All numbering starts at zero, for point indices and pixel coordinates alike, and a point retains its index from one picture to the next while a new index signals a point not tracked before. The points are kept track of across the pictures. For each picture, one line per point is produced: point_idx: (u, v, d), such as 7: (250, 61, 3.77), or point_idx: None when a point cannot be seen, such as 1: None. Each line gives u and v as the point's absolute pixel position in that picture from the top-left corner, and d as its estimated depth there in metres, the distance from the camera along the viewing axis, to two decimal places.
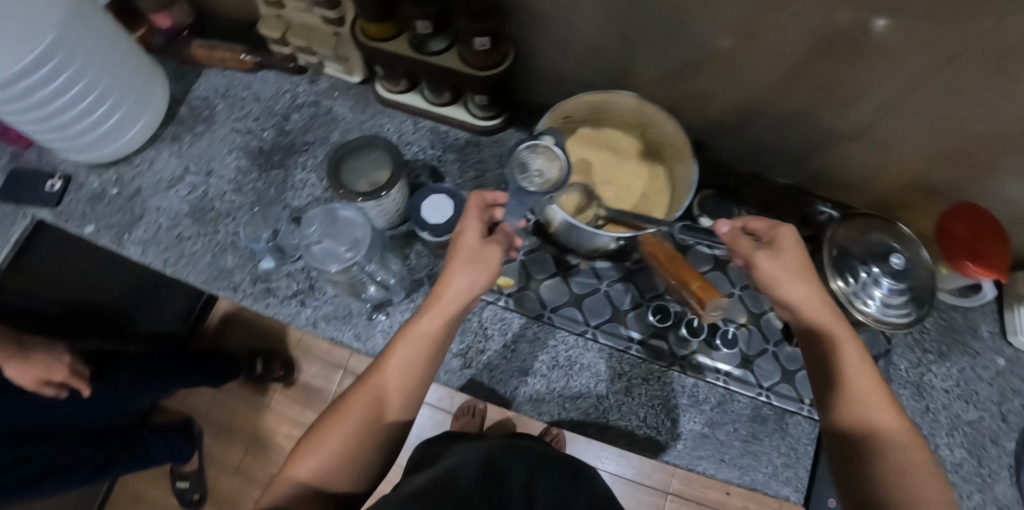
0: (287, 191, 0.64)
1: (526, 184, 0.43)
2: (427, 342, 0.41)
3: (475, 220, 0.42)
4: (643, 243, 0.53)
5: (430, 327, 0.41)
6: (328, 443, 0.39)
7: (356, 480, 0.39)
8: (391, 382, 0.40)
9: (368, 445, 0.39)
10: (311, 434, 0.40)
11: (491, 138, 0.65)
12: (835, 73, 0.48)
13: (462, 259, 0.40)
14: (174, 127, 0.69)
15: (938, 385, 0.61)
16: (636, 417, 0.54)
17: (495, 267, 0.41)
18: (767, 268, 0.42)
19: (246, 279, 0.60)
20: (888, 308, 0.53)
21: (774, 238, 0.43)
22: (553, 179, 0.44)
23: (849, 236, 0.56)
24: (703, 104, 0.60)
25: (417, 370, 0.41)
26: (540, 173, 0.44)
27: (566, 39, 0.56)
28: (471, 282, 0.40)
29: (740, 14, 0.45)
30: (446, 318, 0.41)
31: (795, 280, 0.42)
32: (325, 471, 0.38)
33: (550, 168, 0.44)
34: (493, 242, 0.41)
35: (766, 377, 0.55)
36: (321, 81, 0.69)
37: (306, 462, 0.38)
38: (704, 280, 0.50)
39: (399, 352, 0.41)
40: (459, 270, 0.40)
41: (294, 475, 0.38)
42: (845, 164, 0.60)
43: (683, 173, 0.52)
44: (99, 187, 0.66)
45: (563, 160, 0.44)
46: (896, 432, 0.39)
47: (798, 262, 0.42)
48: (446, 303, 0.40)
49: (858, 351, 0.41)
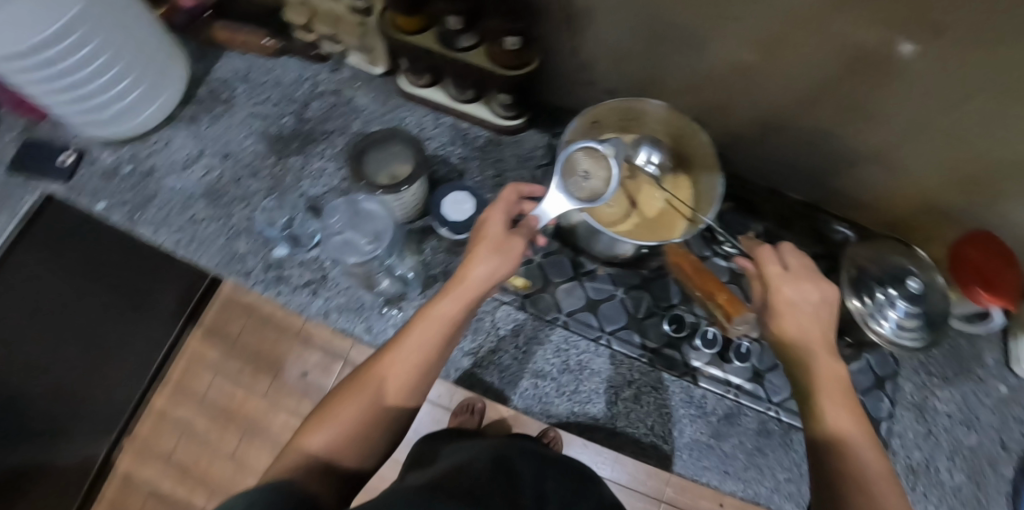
0: (304, 179, 0.64)
1: (574, 187, 0.47)
2: (443, 327, 0.40)
3: (504, 211, 0.43)
4: (667, 252, 0.54)
5: (451, 309, 0.40)
6: (342, 418, 0.38)
7: (365, 458, 0.38)
8: (403, 361, 0.39)
9: (379, 425, 0.39)
10: (324, 408, 0.39)
11: (513, 138, 0.65)
12: (859, 94, 0.48)
13: (490, 245, 0.41)
14: (192, 108, 0.68)
15: (940, 408, 0.61)
16: (643, 425, 0.54)
17: (520, 257, 0.42)
18: (785, 292, 0.43)
19: (259, 265, 0.60)
20: (902, 330, 0.53)
21: (773, 292, 0.43)
22: (594, 189, 0.47)
23: (868, 256, 0.56)
24: (726, 116, 0.60)
25: (434, 352, 0.40)
26: (587, 177, 0.48)
27: (593, 45, 0.56)
28: (496, 269, 0.40)
29: (768, 30, 0.45)
30: (468, 302, 0.40)
31: (802, 292, 0.42)
32: (336, 446, 0.37)
33: (597, 177, 0.48)
34: (518, 233, 0.42)
35: (776, 393, 0.55)
36: (343, 70, 0.68)
37: (318, 435, 0.37)
38: (729, 292, 0.51)
39: (417, 331, 0.40)
40: (484, 257, 0.40)
41: (303, 447, 0.37)
42: (863, 185, 0.60)
43: (708, 185, 0.51)
44: (112, 164, 0.66)
45: (611, 174, 0.47)
46: (867, 448, 0.36)
47: (805, 279, 0.43)
48: (469, 287, 0.40)
49: (833, 366, 0.40)
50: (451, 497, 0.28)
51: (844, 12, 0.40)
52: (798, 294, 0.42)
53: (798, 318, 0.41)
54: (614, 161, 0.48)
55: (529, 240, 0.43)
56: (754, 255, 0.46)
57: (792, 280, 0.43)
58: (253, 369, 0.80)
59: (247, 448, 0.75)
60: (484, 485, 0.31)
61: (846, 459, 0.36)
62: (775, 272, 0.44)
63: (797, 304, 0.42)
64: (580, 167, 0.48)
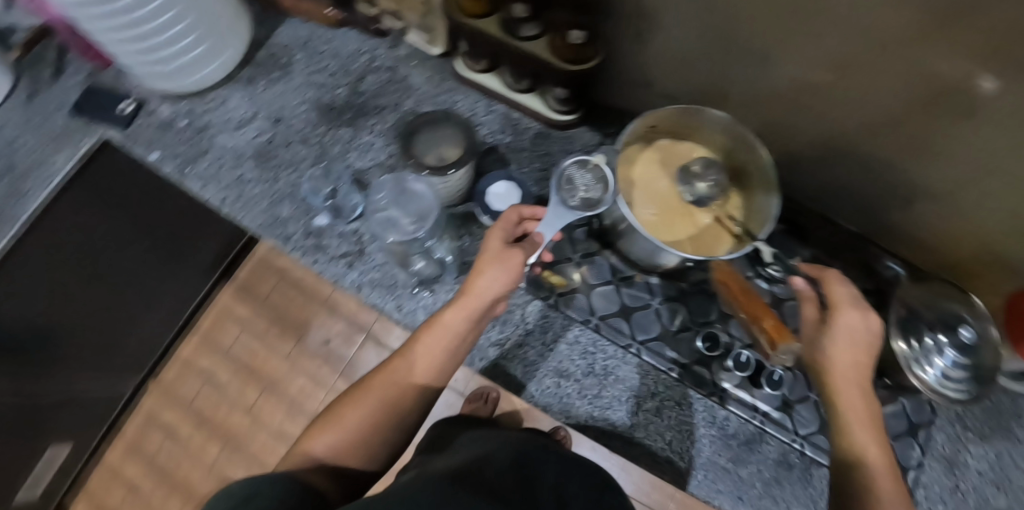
0: (352, 151, 0.64)
1: (571, 196, 0.51)
2: (445, 337, 0.44)
3: (502, 229, 0.46)
4: (715, 270, 0.53)
5: (454, 319, 0.44)
6: (346, 422, 0.42)
7: (367, 460, 0.43)
8: (406, 368, 0.44)
9: (382, 427, 0.43)
10: (329, 413, 0.44)
11: (564, 133, 0.64)
12: (932, 128, 0.45)
13: (489, 258, 0.44)
14: (251, 70, 0.69)
15: (972, 464, 0.58)
16: (662, 439, 0.53)
17: (518, 268, 0.44)
18: (849, 320, 0.43)
19: (299, 231, 0.60)
20: (947, 380, 0.50)
21: (834, 316, 0.44)
22: (596, 198, 0.52)
23: (921, 297, 0.54)
24: (787, 135, 0.57)
25: (436, 362, 0.44)
26: (585, 188, 0.52)
27: (658, 47, 0.54)
28: (495, 279, 0.43)
29: (839, 51, 0.43)
30: (469, 312, 0.44)
31: (851, 319, 0.43)
32: (340, 448, 0.41)
33: (595, 188, 0.52)
34: (516, 247, 0.45)
35: (804, 425, 0.53)
36: (401, 47, 0.68)
37: (323, 439, 0.42)
38: (776, 319, 0.50)
39: (423, 339, 0.44)
40: (483, 270, 0.44)
41: (308, 450, 0.42)
42: (921, 223, 0.57)
43: (764, 205, 0.49)
44: (170, 116, 0.68)
45: (608, 183, 0.52)
46: (885, 474, 0.40)
47: (858, 310, 0.43)
48: (470, 299, 0.44)
49: (860, 393, 0.42)
50: (475, 491, 0.28)
51: (923, 41, 0.38)
52: (857, 324, 0.43)
53: (853, 348, 0.42)
54: (609, 168, 0.52)
55: (529, 255, 0.45)
56: (820, 278, 0.47)
57: (858, 307, 0.43)
58: (285, 329, 0.87)
59: (268, 400, 0.90)
60: (507, 482, 0.31)
61: (863, 478, 0.40)
62: (842, 294, 0.44)
63: (855, 334, 0.43)
64: (575, 180, 0.52)
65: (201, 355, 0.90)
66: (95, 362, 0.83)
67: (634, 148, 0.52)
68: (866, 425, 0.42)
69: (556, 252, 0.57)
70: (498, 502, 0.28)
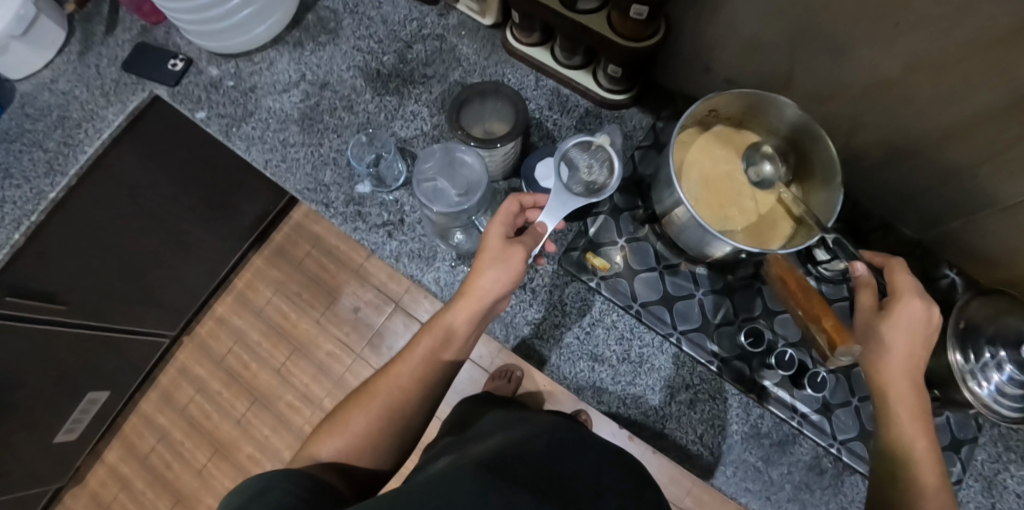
0: (396, 120, 0.64)
1: (575, 181, 0.51)
2: (456, 331, 0.42)
3: (502, 223, 0.44)
4: (771, 265, 0.48)
5: (457, 322, 0.42)
6: (352, 425, 0.41)
7: (378, 459, 0.41)
8: (409, 372, 0.42)
9: (389, 431, 0.41)
10: (333, 418, 0.42)
11: (614, 114, 0.61)
12: (1014, 133, 0.42)
13: (490, 256, 0.42)
14: (299, 33, 0.69)
15: (1012, 487, 0.55)
16: (692, 432, 0.52)
17: (521, 265, 0.42)
18: (909, 311, 0.42)
19: (340, 198, 0.61)
20: (1002, 397, 0.48)
21: (895, 305, 0.42)
22: (599, 181, 0.51)
23: (984, 312, 0.51)
24: (852, 131, 0.54)
25: (436, 365, 0.43)
26: (589, 170, 0.51)
27: (723, 26, 0.51)
28: (497, 279, 0.42)
29: (923, 43, 0.40)
30: (473, 313, 0.42)
31: (912, 311, 0.42)
32: (346, 451, 0.40)
33: (600, 171, 0.51)
34: (518, 242, 0.43)
35: (842, 430, 0.51)
36: (450, 17, 0.67)
37: (329, 443, 0.40)
38: (837, 318, 0.43)
39: (422, 341, 0.43)
40: (487, 268, 0.42)
41: (315, 454, 0.40)
42: (990, 234, 0.53)
43: (827, 200, 0.47)
44: (217, 77, 0.68)
45: (611, 167, 0.50)
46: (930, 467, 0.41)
47: (919, 305, 0.42)
48: (473, 299, 0.42)
49: (912, 386, 0.42)
50: (517, 483, 0.28)
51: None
52: (918, 315, 0.42)
53: (911, 339, 0.42)
54: (613, 150, 0.50)
55: (531, 248, 0.44)
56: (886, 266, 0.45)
57: (921, 297, 0.42)
58: (316, 294, 1.00)
59: (296, 361, 0.99)
60: (542, 469, 0.31)
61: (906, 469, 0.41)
62: (905, 284, 0.43)
63: (915, 325, 0.42)
64: (579, 161, 0.52)
65: (235, 312, 1.02)
66: (133, 314, 0.86)
67: (691, 132, 0.50)
68: (916, 415, 0.42)
69: (601, 234, 0.55)
70: (541, 495, 0.27)
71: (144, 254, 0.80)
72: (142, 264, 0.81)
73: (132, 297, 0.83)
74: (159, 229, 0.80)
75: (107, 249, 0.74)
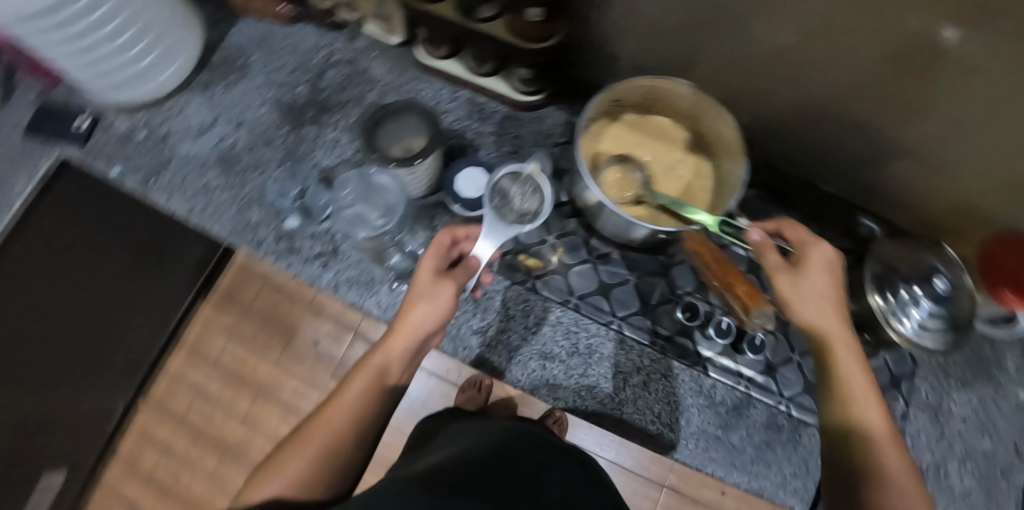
0: (317, 149, 0.63)
1: (510, 210, 0.50)
2: (390, 369, 0.42)
3: (433, 258, 0.43)
4: (688, 239, 0.51)
5: (386, 361, 0.42)
6: (288, 468, 0.39)
7: (321, 491, 0.40)
8: (340, 414, 0.41)
9: (331, 467, 0.40)
10: (271, 462, 0.41)
11: (532, 115, 0.63)
12: (899, 85, 0.45)
13: (420, 292, 0.42)
14: (207, 74, 0.67)
15: (956, 411, 0.59)
16: (650, 413, 0.54)
17: (452, 299, 0.42)
18: (815, 257, 0.42)
19: (270, 236, 0.60)
20: (923, 330, 0.52)
21: (806, 253, 0.43)
22: (533, 208, 0.51)
23: (896, 254, 0.55)
24: (758, 101, 0.57)
25: (371, 406, 0.42)
26: (522, 198, 0.51)
27: (624, 20, 0.53)
28: (427, 313, 0.41)
29: (806, 15, 0.42)
30: (404, 349, 0.42)
31: (819, 257, 0.42)
32: (286, 488, 0.39)
33: (532, 197, 0.52)
34: (448, 277, 0.43)
35: (788, 387, 0.54)
36: (359, 39, 0.66)
37: (267, 486, 0.39)
38: (749, 284, 0.49)
39: (354, 383, 0.42)
40: (417, 302, 0.42)
41: (253, 497, 0.39)
42: (898, 180, 0.57)
43: (732, 171, 0.49)
44: (128, 129, 0.66)
45: (542, 192, 0.51)
46: (882, 428, 0.38)
47: (822, 254, 0.42)
48: (405, 333, 0.42)
49: (845, 341, 0.41)
50: (451, 489, 0.28)
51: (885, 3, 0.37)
52: (825, 259, 0.42)
53: (827, 284, 0.41)
54: (541, 177, 0.52)
55: (464, 281, 0.44)
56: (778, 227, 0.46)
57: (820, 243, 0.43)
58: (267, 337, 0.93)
59: None
60: (482, 471, 0.32)
61: (863, 439, 0.38)
62: (804, 233, 0.44)
63: (826, 267, 0.42)
64: (510, 192, 0.51)
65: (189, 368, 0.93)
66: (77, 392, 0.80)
67: (600, 123, 0.52)
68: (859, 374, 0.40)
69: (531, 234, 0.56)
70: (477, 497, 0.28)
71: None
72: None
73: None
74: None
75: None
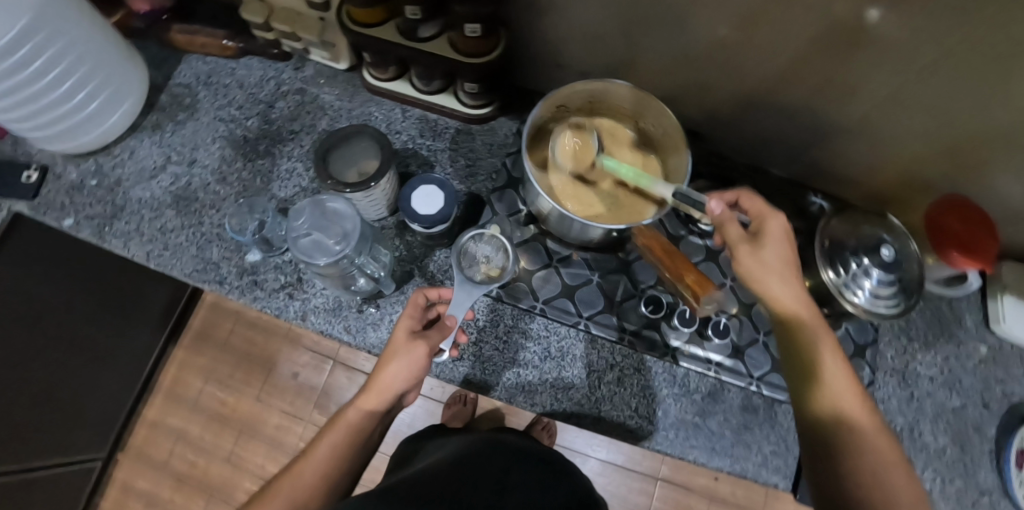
0: (273, 181, 0.63)
1: (473, 270, 0.53)
2: (361, 426, 0.42)
3: (409, 317, 0.45)
4: (637, 235, 0.55)
5: (361, 418, 0.42)
6: None
7: None
8: (312, 467, 0.41)
9: None
10: None
11: (484, 127, 0.64)
12: (831, 66, 0.47)
13: (394, 351, 0.42)
14: (156, 115, 0.66)
15: (922, 372, 0.61)
16: (627, 408, 0.54)
17: (426, 359, 0.43)
18: (775, 226, 0.43)
19: (233, 272, 0.59)
20: (877, 299, 0.54)
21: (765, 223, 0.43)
22: (498, 266, 0.54)
23: (843, 228, 0.56)
24: (699, 95, 0.59)
25: (343, 460, 0.41)
26: (487, 259, 0.54)
27: (563, 28, 0.55)
28: (399, 374, 0.42)
29: (738, 7, 0.44)
30: (375, 410, 0.42)
31: (780, 228, 0.43)
32: None
33: (496, 256, 0.54)
34: (423, 339, 0.43)
35: (757, 367, 0.55)
36: (306, 68, 0.67)
37: None
38: (698, 273, 0.54)
39: (326, 438, 0.42)
40: (393, 361, 0.42)
41: None
42: (843, 158, 0.60)
43: (679, 163, 0.51)
44: (78, 179, 0.64)
45: (506, 250, 0.54)
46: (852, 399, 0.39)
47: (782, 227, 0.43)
48: (375, 393, 0.42)
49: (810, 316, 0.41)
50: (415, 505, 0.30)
51: None
52: (784, 231, 0.43)
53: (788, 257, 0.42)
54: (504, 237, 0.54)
55: (437, 342, 0.44)
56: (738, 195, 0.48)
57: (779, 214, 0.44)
58: (250, 370, 0.86)
59: (246, 443, 0.88)
60: (447, 484, 0.34)
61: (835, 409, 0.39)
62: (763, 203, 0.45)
63: (786, 239, 0.43)
64: (476, 254, 0.54)
65: (166, 414, 0.88)
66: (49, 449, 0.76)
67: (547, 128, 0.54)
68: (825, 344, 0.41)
69: None
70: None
71: (63, 375, 0.72)
72: (60, 390, 0.72)
73: (64, 428, 0.75)
74: (73, 348, 0.72)
75: (18, 379, 0.66)
